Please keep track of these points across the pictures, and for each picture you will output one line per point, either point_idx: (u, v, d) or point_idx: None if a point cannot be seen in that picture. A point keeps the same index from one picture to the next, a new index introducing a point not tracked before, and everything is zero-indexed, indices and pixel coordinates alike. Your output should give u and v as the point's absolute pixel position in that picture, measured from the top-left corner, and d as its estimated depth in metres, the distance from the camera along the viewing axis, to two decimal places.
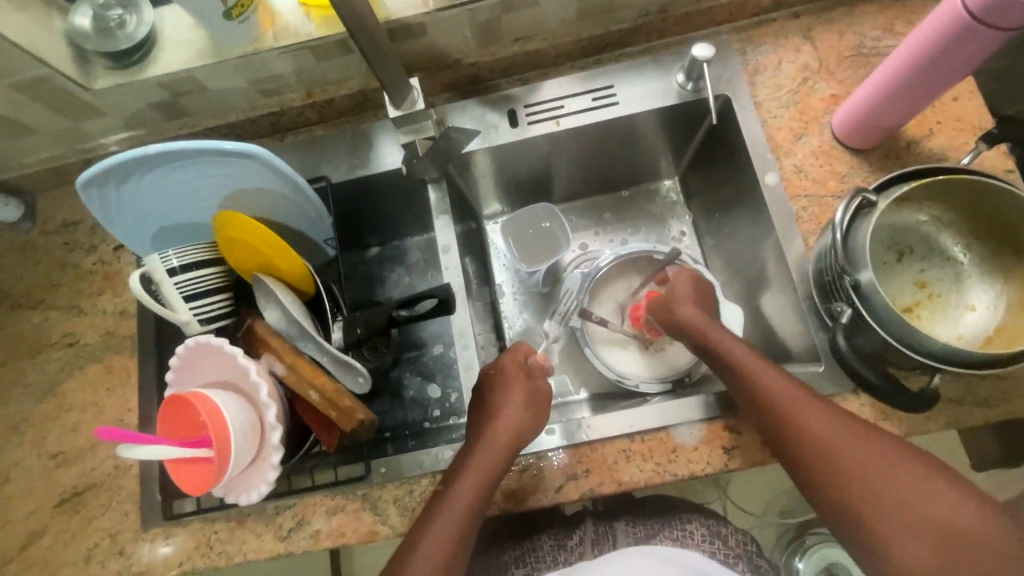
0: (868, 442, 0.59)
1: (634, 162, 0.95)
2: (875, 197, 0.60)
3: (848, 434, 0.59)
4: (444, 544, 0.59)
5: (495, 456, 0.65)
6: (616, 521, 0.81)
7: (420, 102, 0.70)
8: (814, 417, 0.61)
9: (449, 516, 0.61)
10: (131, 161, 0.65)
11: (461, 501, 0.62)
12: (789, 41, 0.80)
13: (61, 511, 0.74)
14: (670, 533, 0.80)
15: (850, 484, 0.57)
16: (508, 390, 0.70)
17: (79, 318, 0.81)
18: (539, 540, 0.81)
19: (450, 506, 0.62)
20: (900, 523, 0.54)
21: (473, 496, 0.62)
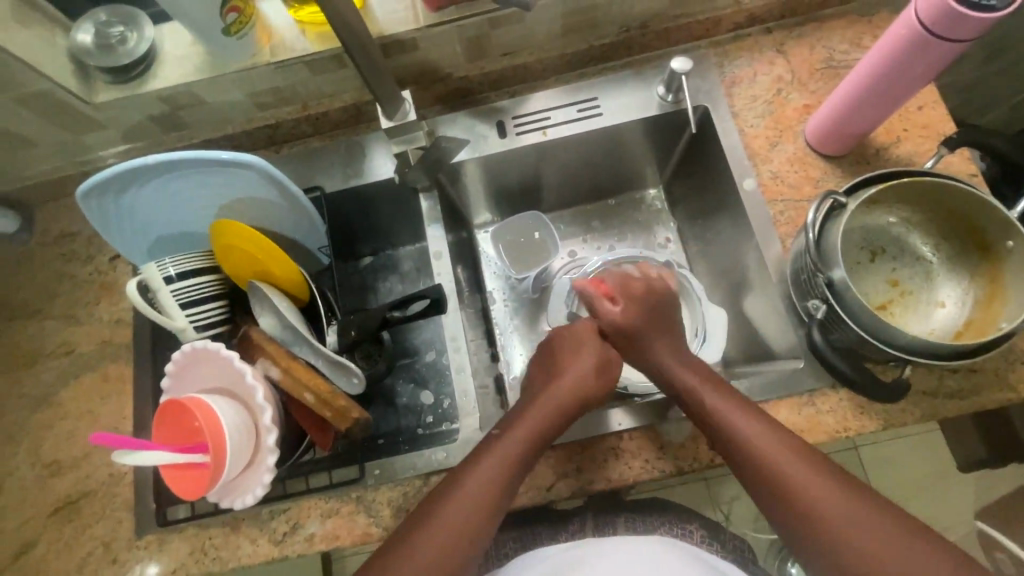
0: (846, 496, 0.56)
1: (620, 171, 0.99)
2: (843, 199, 0.63)
3: (842, 496, 0.56)
4: (485, 492, 0.61)
5: (553, 411, 0.67)
6: (618, 516, 0.84)
7: (411, 113, 0.73)
8: (800, 475, 0.58)
9: (492, 467, 0.63)
10: (130, 172, 0.67)
11: (507, 453, 0.64)
12: (763, 55, 0.84)
13: (55, 520, 0.74)
14: (669, 530, 0.83)
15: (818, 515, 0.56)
16: (579, 353, 0.73)
17: (75, 327, 0.82)
18: (541, 530, 0.84)
19: (496, 456, 0.64)
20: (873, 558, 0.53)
21: (523, 449, 0.65)
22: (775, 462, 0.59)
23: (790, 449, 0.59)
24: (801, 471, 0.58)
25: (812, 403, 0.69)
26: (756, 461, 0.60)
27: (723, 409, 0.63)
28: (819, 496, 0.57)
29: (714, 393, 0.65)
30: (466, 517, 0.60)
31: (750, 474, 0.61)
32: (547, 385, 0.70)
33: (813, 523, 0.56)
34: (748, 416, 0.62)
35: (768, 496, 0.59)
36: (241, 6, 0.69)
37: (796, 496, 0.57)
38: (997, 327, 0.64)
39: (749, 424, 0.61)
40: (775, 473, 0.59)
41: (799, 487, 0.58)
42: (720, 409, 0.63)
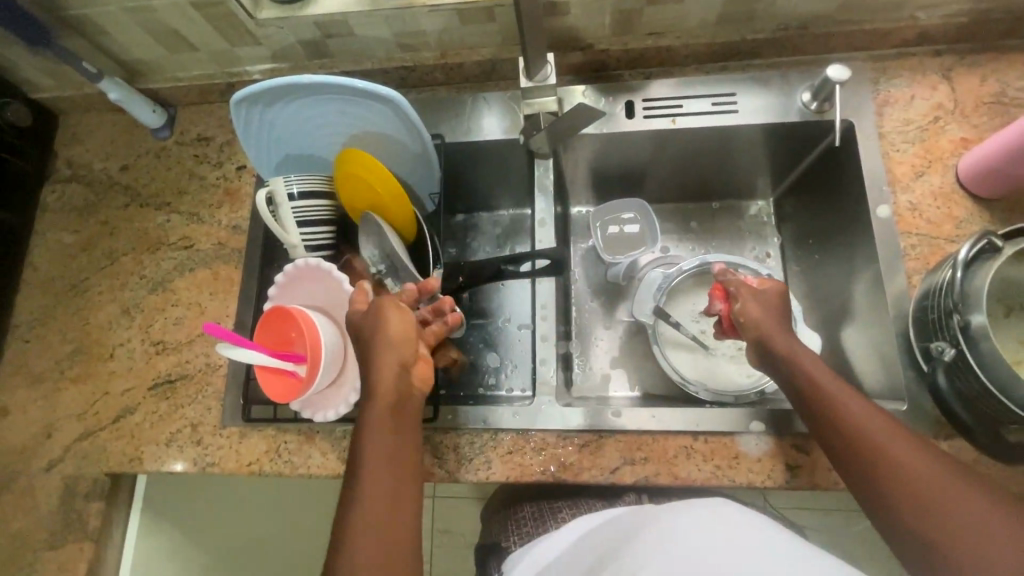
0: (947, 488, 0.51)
1: (736, 174, 0.95)
2: (1001, 243, 0.59)
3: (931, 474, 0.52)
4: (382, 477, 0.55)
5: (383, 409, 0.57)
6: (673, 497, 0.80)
7: (552, 77, 0.73)
8: (908, 458, 0.54)
9: (370, 471, 0.55)
10: (283, 87, 0.71)
11: (380, 438, 0.57)
12: (926, 78, 0.79)
13: (154, 394, 0.81)
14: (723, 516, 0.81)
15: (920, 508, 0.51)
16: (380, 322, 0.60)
17: (197, 225, 0.88)
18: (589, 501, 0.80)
19: (378, 441, 0.56)
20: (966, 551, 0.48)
21: (389, 425, 0.57)
22: (875, 439, 0.56)
23: (890, 430, 0.56)
24: (907, 451, 0.54)
25: None
26: (853, 438, 0.57)
27: (825, 385, 0.61)
28: (927, 475, 0.52)
29: (816, 366, 0.63)
30: (381, 505, 0.54)
31: (849, 454, 0.57)
32: (365, 356, 0.60)
33: (921, 502, 0.51)
34: (851, 397, 0.59)
35: (864, 480, 0.55)
36: None
37: (904, 476, 0.53)
38: None
39: (852, 401, 0.59)
40: (877, 453, 0.55)
41: (895, 480, 0.53)
42: (824, 383, 0.61)
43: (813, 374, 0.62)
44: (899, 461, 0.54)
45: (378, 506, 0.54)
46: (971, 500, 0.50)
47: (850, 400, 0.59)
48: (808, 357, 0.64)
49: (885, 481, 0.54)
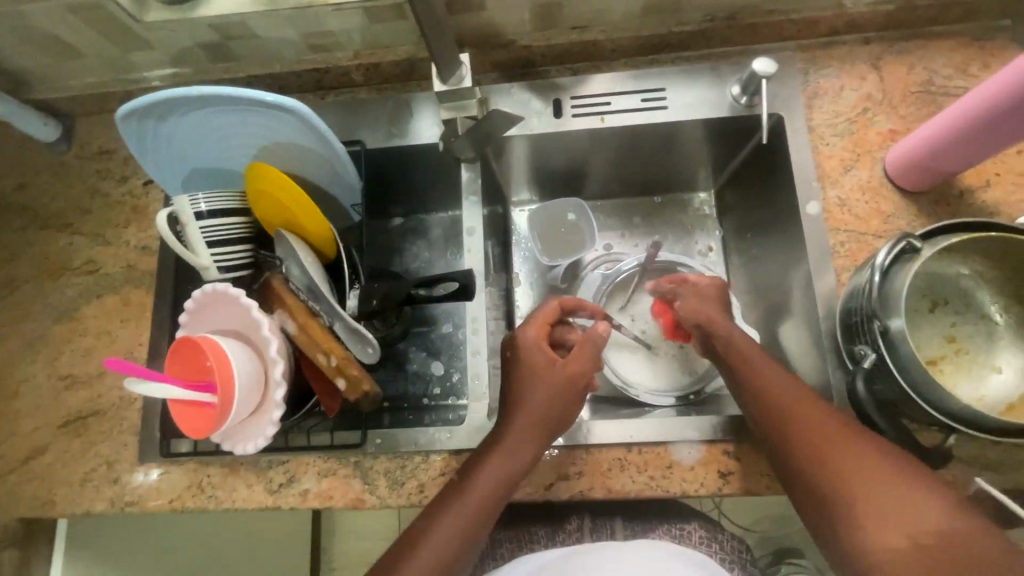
0: (856, 454, 0.53)
1: (674, 169, 0.93)
2: (920, 244, 0.58)
3: (843, 444, 0.54)
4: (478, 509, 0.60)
5: (529, 439, 0.63)
6: (615, 516, 0.82)
7: (467, 79, 0.69)
8: (812, 426, 0.56)
9: (481, 482, 0.62)
10: (175, 99, 0.65)
11: (489, 477, 0.62)
12: (855, 67, 0.77)
13: (64, 432, 0.76)
14: (668, 529, 0.81)
15: (826, 474, 0.53)
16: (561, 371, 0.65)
17: (102, 247, 0.82)
18: (534, 530, 0.83)
19: (488, 477, 0.62)
20: (856, 509, 0.51)
21: (514, 469, 0.62)
22: (787, 410, 0.58)
23: (806, 401, 0.58)
24: (812, 419, 0.56)
25: None
26: (766, 410, 0.59)
27: (747, 358, 0.62)
28: (828, 442, 0.55)
29: (755, 355, 0.63)
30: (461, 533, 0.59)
31: (763, 428, 0.59)
32: (514, 395, 0.65)
33: (828, 466, 0.54)
34: (772, 370, 0.61)
35: (782, 447, 0.57)
36: None
37: (815, 442, 0.55)
38: None
39: (773, 376, 0.60)
40: (787, 422, 0.57)
41: (805, 447, 0.55)
42: (757, 369, 0.61)
43: (753, 359, 0.62)
44: (802, 432, 0.56)
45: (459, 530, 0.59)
46: (865, 470, 0.52)
47: (774, 375, 0.60)
48: (748, 344, 0.64)
49: (789, 448, 0.56)
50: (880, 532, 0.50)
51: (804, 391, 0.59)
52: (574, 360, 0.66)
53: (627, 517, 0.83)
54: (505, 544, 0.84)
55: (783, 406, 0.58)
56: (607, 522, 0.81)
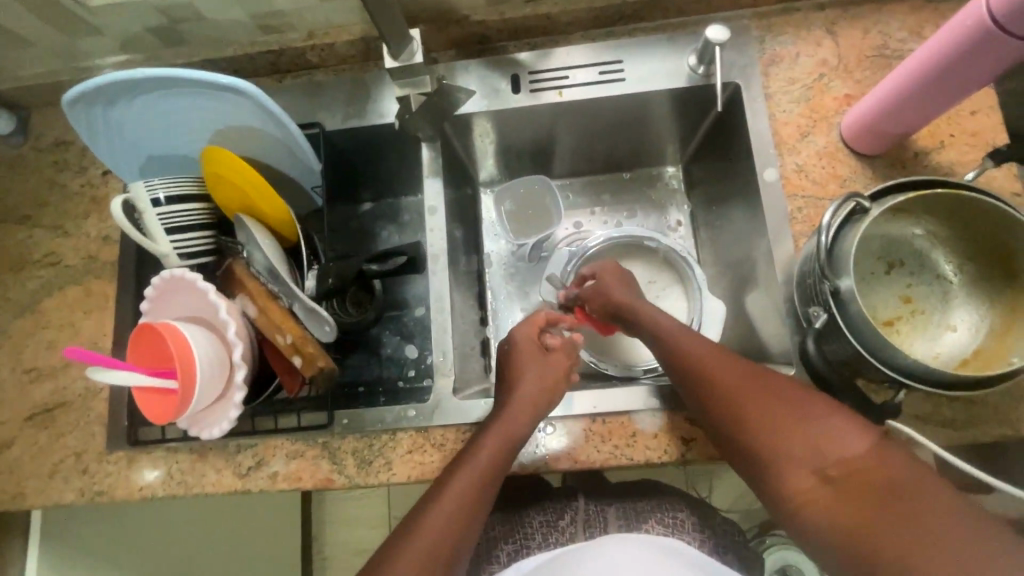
0: (779, 405, 0.55)
1: (639, 144, 0.93)
2: (869, 203, 0.59)
3: (764, 399, 0.56)
4: (470, 493, 0.58)
5: (521, 418, 0.64)
6: (608, 506, 0.82)
7: (419, 54, 0.69)
8: (750, 394, 0.56)
9: (476, 464, 0.60)
10: (122, 83, 0.64)
11: (484, 456, 0.61)
12: (811, 34, 0.77)
13: (31, 425, 0.76)
14: (663, 518, 0.80)
15: (754, 431, 0.55)
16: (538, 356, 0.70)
17: (63, 239, 0.82)
18: (528, 518, 0.82)
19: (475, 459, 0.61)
20: (781, 461, 0.52)
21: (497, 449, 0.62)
22: (725, 383, 0.58)
23: (743, 373, 0.58)
24: (748, 388, 0.57)
25: None
26: (703, 386, 0.59)
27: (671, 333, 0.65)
28: (750, 399, 0.56)
29: (685, 334, 0.64)
30: (457, 519, 0.57)
31: (704, 406, 0.59)
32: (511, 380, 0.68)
33: (755, 424, 0.55)
34: (693, 339, 0.63)
35: (712, 411, 0.58)
36: None
37: (739, 400, 0.56)
38: (1006, 361, 0.61)
39: (708, 355, 0.60)
40: (710, 387, 0.58)
41: (731, 405, 0.57)
42: (686, 346, 0.63)
43: (678, 340, 0.64)
44: (741, 402, 0.56)
45: (450, 517, 0.56)
46: (807, 427, 0.52)
47: (706, 353, 0.61)
48: (675, 326, 0.66)
49: (733, 422, 0.56)
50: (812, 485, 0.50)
51: (740, 362, 0.59)
52: (557, 357, 0.71)
53: (620, 509, 0.82)
54: (502, 543, 0.81)
55: (706, 371, 0.59)
56: (601, 511, 0.82)
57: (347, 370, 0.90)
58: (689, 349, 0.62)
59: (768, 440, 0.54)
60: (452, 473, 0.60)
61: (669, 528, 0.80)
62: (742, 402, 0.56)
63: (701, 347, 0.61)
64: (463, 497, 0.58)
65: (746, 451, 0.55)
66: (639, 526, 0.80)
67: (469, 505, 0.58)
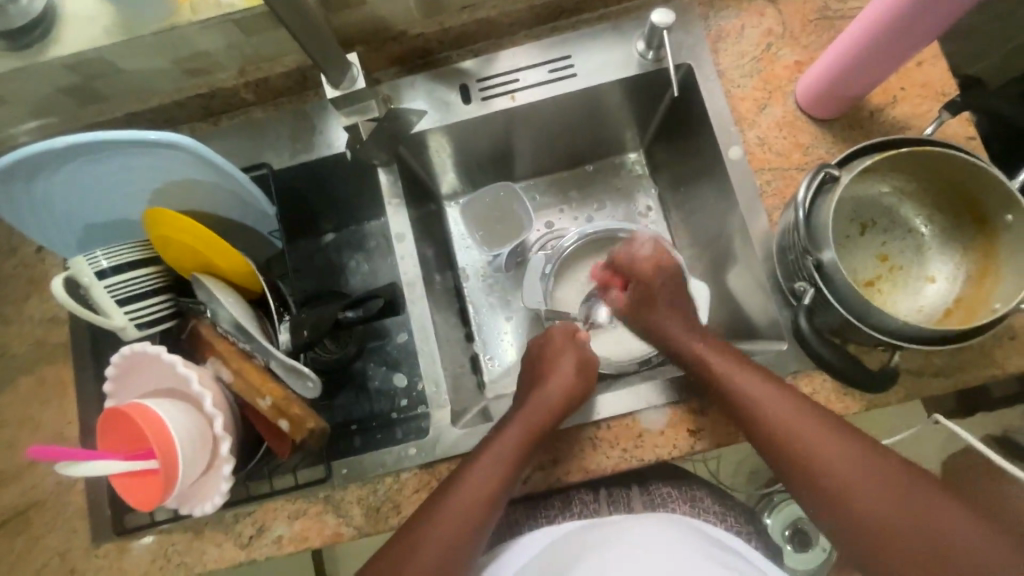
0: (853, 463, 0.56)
1: (598, 136, 0.91)
2: (837, 172, 0.59)
3: (843, 459, 0.57)
4: (476, 502, 0.61)
5: (523, 433, 0.65)
6: (631, 484, 0.83)
7: (361, 79, 0.66)
8: (783, 413, 0.60)
9: (476, 478, 0.63)
10: (40, 156, 0.58)
11: (488, 466, 0.63)
12: (752, 5, 0.76)
13: (5, 532, 0.70)
14: (687, 499, 0.83)
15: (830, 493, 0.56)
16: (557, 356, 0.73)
17: (5, 327, 0.76)
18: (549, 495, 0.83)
19: (476, 477, 0.62)
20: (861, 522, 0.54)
21: (502, 464, 0.63)
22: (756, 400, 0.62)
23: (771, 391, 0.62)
24: (784, 411, 0.60)
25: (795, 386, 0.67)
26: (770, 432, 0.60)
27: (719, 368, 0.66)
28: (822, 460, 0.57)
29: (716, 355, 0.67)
30: (457, 530, 0.60)
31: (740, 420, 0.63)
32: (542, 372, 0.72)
33: (831, 489, 0.56)
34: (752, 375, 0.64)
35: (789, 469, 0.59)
36: None
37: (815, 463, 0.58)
38: (989, 307, 0.61)
39: (763, 397, 0.62)
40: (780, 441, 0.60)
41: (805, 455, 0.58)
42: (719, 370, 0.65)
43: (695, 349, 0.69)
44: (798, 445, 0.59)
45: (457, 530, 0.60)
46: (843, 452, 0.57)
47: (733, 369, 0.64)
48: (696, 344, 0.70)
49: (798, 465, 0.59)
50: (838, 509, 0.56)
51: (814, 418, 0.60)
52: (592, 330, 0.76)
53: (642, 486, 0.84)
54: (520, 510, 0.83)
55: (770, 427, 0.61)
56: (624, 491, 0.82)
57: (335, 410, 0.86)
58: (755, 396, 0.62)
59: (805, 463, 0.58)
60: (459, 480, 0.63)
61: (692, 508, 0.82)
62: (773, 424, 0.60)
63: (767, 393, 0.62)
64: (473, 487, 0.62)
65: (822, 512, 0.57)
66: (664, 505, 0.81)
67: (455, 532, 0.60)
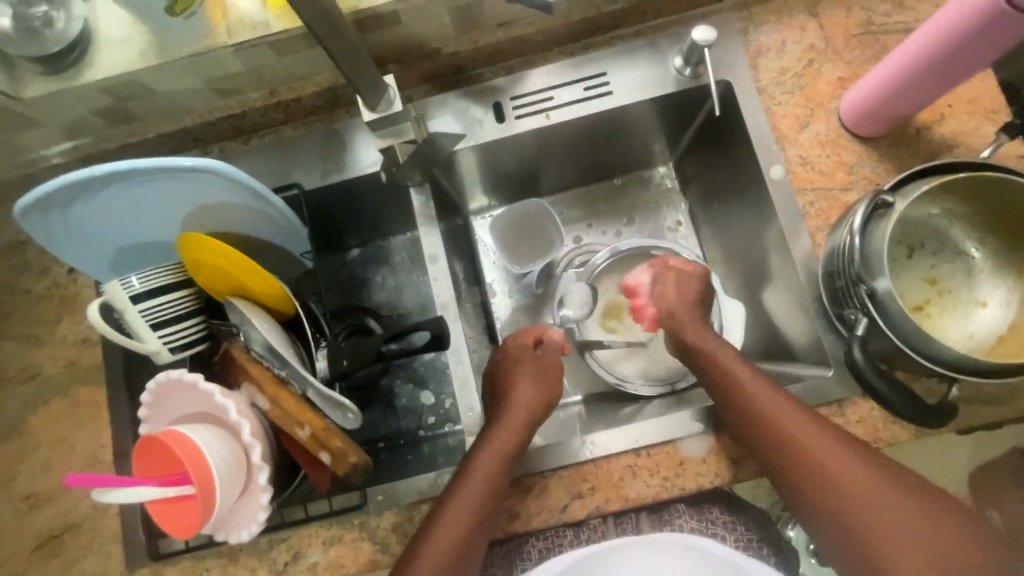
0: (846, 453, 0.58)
1: (628, 150, 0.89)
2: (892, 198, 0.57)
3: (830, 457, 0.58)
4: (456, 530, 0.61)
5: (512, 434, 0.65)
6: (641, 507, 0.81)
7: (398, 101, 0.64)
8: (793, 420, 0.60)
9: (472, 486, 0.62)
10: (78, 184, 0.57)
11: (479, 480, 0.62)
12: (793, 19, 0.74)
13: (40, 555, 0.70)
14: (696, 516, 0.81)
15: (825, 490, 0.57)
16: (515, 366, 0.72)
17: (37, 349, 0.75)
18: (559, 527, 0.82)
19: (468, 489, 0.62)
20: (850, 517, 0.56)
21: (493, 467, 0.63)
22: (763, 405, 0.62)
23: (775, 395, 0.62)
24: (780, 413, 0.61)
25: (841, 413, 0.66)
26: (765, 434, 0.61)
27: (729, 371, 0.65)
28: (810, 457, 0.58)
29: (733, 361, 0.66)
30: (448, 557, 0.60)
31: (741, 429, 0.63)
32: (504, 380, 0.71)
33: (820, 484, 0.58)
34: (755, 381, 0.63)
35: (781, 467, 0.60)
36: None
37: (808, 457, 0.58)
38: None
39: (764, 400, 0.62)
40: (771, 439, 0.60)
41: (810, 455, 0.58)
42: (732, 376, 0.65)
43: (701, 352, 0.69)
44: (799, 446, 0.59)
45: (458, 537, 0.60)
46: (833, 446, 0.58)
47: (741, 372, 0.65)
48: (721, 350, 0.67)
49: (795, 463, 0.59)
50: (825, 504, 0.57)
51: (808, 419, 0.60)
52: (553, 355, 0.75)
53: (651, 510, 0.81)
54: (532, 539, 0.81)
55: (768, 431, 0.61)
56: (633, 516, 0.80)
57: (364, 428, 0.85)
58: (764, 406, 0.61)
59: (796, 456, 0.59)
60: (454, 493, 0.62)
61: (701, 524, 0.81)
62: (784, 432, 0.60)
63: (772, 400, 0.62)
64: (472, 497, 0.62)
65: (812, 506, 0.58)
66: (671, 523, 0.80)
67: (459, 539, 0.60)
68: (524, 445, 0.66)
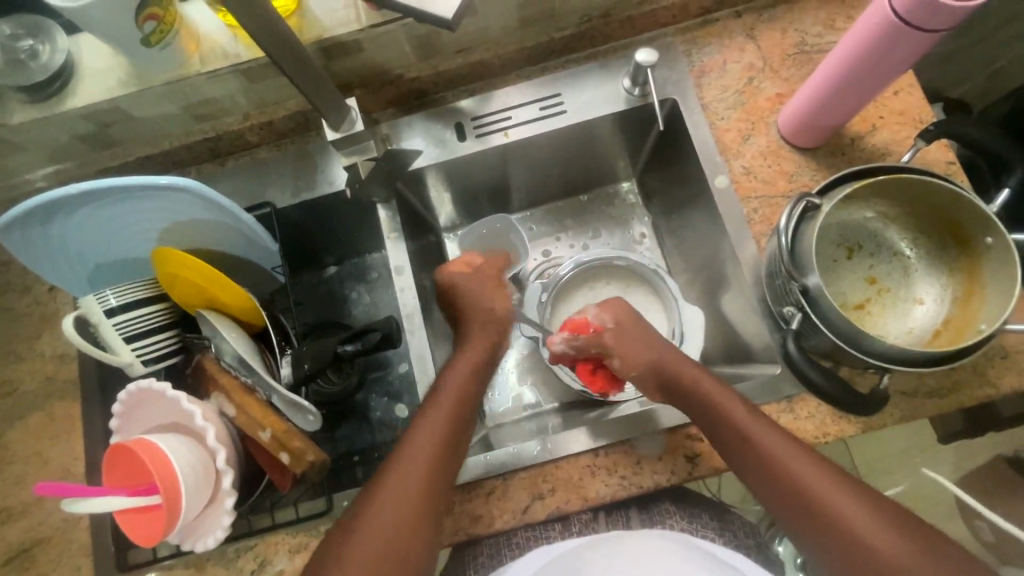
0: (812, 461, 0.59)
1: (590, 167, 0.93)
2: (819, 200, 0.61)
3: (793, 465, 0.59)
4: (411, 495, 0.61)
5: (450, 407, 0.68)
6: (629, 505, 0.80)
7: (359, 122, 0.69)
8: (759, 432, 0.61)
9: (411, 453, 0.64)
10: (56, 202, 0.61)
11: (424, 444, 0.64)
12: (733, 41, 0.80)
13: (9, 570, 0.71)
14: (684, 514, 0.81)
15: (792, 495, 0.58)
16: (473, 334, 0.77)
17: (16, 365, 0.78)
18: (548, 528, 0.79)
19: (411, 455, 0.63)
20: (813, 522, 0.57)
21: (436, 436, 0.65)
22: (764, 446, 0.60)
23: (783, 439, 0.61)
24: (754, 424, 0.62)
25: (791, 410, 0.68)
26: (736, 439, 0.62)
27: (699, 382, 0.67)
28: (774, 464, 0.60)
29: (689, 371, 0.68)
30: (396, 526, 0.59)
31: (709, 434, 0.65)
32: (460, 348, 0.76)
33: (787, 492, 0.59)
34: (721, 393, 0.65)
35: (750, 471, 0.61)
36: (161, 13, 0.62)
37: (773, 466, 0.60)
38: (975, 328, 0.61)
39: (731, 406, 0.64)
40: (740, 446, 0.62)
41: (775, 461, 0.60)
42: (697, 386, 0.67)
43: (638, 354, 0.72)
44: (765, 453, 0.60)
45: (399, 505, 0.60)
46: (796, 456, 0.59)
47: (719, 394, 0.65)
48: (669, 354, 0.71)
49: (762, 470, 0.60)
50: (788, 509, 0.59)
51: (774, 429, 0.62)
52: (499, 297, 0.80)
53: (641, 508, 0.80)
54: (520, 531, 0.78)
55: (731, 439, 0.62)
56: (621, 515, 0.79)
57: (337, 442, 0.86)
58: (731, 414, 0.63)
59: (760, 463, 0.60)
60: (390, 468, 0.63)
61: (691, 524, 0.80)
62: (756, 443, 0.61)
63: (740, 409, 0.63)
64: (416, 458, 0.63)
65: (779, 510, 0.60)
66: (661, 521, 0.79)
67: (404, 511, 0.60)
68: (466, 416, 0.68)
